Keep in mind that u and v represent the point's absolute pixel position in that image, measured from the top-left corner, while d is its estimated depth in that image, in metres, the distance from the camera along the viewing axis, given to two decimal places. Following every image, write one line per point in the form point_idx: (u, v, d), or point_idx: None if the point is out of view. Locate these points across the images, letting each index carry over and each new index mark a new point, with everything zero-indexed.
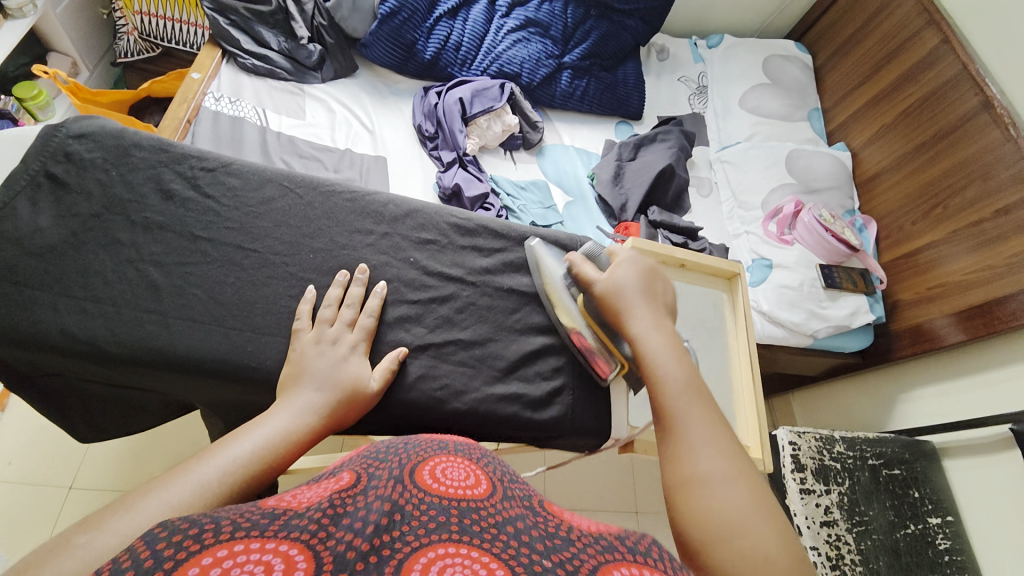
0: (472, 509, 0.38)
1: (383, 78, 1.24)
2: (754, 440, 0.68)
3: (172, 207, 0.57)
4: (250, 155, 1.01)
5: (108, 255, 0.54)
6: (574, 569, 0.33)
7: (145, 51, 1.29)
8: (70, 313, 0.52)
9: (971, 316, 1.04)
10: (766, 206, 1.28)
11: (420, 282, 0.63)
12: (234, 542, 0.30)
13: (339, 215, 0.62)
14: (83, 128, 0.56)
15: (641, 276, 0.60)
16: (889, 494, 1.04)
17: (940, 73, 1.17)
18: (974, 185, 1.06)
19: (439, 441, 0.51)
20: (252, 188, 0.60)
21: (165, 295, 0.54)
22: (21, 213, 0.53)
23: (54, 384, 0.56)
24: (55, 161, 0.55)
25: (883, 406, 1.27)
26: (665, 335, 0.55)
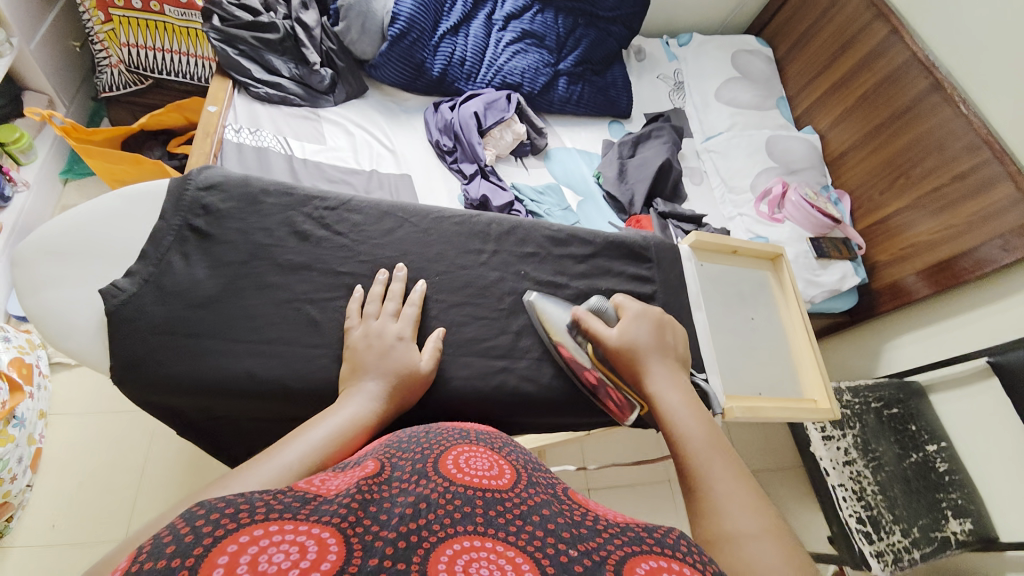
0: (497, 500, 0.37)
1: (392, 97, 1.27)
2: (821, 394, 0.79)
3: (308, 246, 0.59)
4: (280, 177, 1.02)
5: (268, 299, 0.56)
6: (601, 560, 0.32)
7: (132, 83, 1.25)
8: (251, 355, 0.54)
9: (935, 272, 1.22)
10: (756, 189, 1.40)
11: (534, 292, 0.68)
12: (268, 522, 0.29)
13: (453, 238, 0.67)
14: (207, 179, 0.57)
15: (654, 330, 0.62)
16: (893, 430, 1.20)
17: (892, 59, 1.33)
18: (932, 156, 1.22)
19: (459, 430, 0.49)
20: (374, 222, 0.63)
21: (326, 328, 0.57)
22: (177, 268, 0.54)
23: (218, 427, 0.59)
24: (195, 215, 0.56)
25: (870, 355, 1.44)
26: (681, 391, 0.56)
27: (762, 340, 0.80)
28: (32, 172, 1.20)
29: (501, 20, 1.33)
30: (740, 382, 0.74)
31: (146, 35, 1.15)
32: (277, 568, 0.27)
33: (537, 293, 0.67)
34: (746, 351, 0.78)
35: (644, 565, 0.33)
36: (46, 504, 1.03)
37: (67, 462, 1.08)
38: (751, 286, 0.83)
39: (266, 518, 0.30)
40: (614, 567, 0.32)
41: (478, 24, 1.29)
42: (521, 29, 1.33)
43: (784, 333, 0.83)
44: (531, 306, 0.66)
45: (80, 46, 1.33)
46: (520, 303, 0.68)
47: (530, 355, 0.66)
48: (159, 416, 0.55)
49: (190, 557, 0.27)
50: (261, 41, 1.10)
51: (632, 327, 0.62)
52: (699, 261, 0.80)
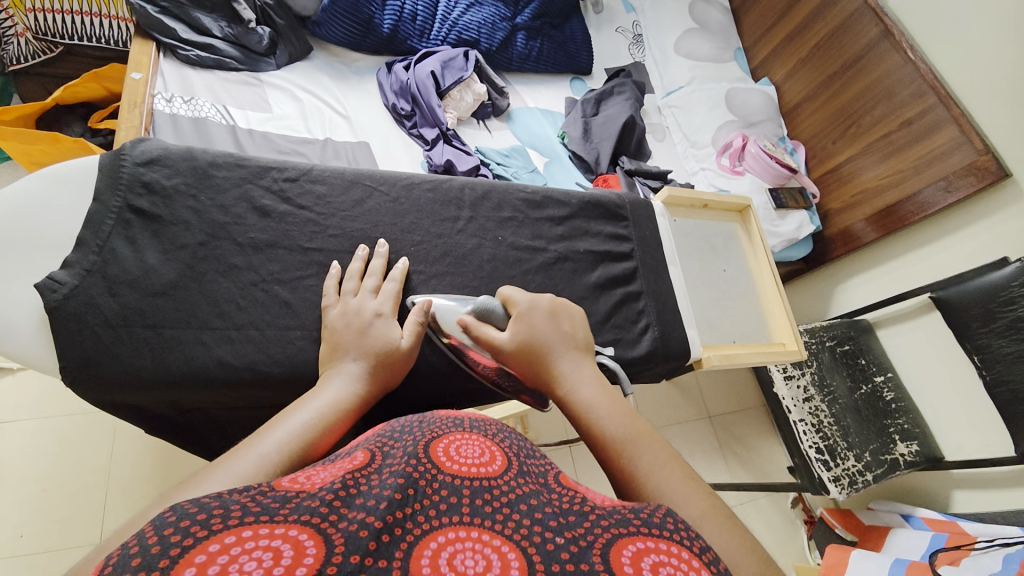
0: (485, 488, 0.35)
1: (339, 57, 1.18)
2: (789, 337, 0.82)
3: (271, 222, 0.56)
4: (223, 147, 0.94)
5: (232, 282, 0.52)
6: (588, 545, 0.30)
7: (41, 53, 1.07)
8: (219, 343, 0.51)
9: (881, 218, 1.29)
10: (717, 143, 1.43)
11: (513, 257, 0.66)
12: (242, 527, 0.27)
13: (427, 207, 0.64)
14: (145, 152, 0.52)
15: (551, 321, 0.54)
16: (846, 366, 1.31)
17: (843, 8, 1.34)
18: (881, 105, 1.27)
19: (452, 417, 0.45)
20: (341, 193, 0.60)
21: (300, 309, 0.54)
22: (122, 254, 0.49)
23: (192, 419, 0.56)
24: (136, 193, 0.51)
25: (824, 299, 1.53)
26: (591, 380, 0.51)
27: (733, 291, 0.83)
28: None
29: None
30: (715, 332, 0.77)
31: None
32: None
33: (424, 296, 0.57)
34: (719, 301, 0.80)
35: (631, 547, 0.31)
36: (4, 516, 0.96)
37: (24, 469, 1.00)
38: (721, 239, 0.85)
39: (240, 523, 0.27)
40: (600, 553, 0.30)
41: None
42: None
43: (753, 283, 0.85)
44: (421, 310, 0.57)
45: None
46: (501, 269, 0.65)
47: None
48: (124, 414, 0.52)
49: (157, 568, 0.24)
50: None
51: (522, 323, 0.53)
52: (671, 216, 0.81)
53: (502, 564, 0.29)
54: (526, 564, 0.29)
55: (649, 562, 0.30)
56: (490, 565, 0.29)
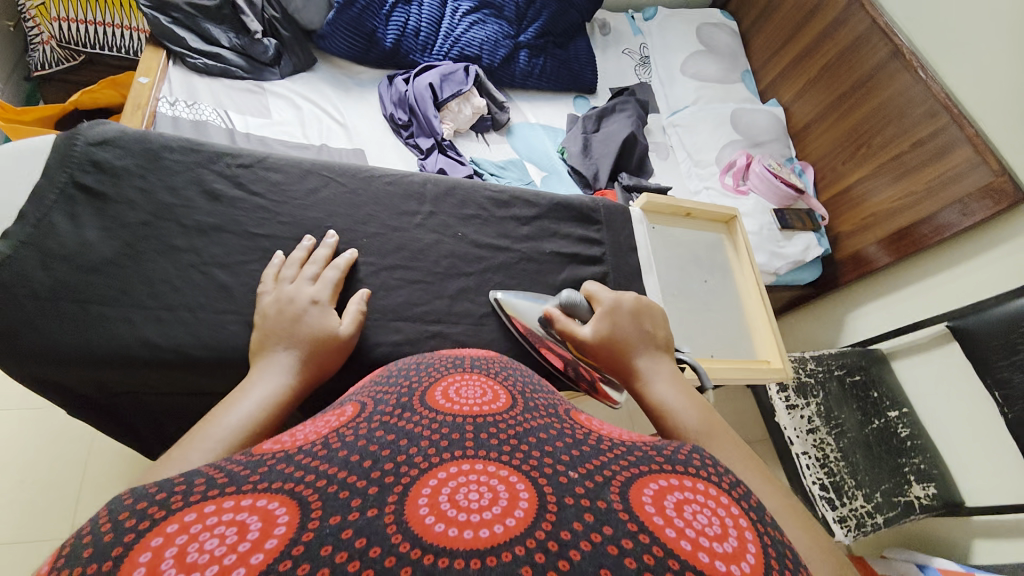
0: (489, 424, 0.36)
1: (343, 70, 1.21)
2: (774, 354, 0.78)
3: (220, 207, 0.57)
4: (218, 141, 0.97)
5: (170, 263, 0.53)
6: (605, 481, 0.30)
7: (65, 60, 1.14)
8: (148, 323, 0.51)
9: (895, 240, 1.23)
10: (720, 161, 1.39)
11: (473, 255, 0.67)
12: (205, 503, 0.26)
13: (384, 199, 0.65)
14: (101, 133, 0.54)
15: (632, 320, 0.57)
16: (855, 398, 1.22)
17: (851, 28, 1.33)
18: (892, 125, 1.23)
19: (452, 359, 0.54)
20: (295, 181, 0.61)
21: (238, 294, 0.54)
22: (61, 228, 0.50)
23: (121, 408, 0.55)
24: (84, 171, 0.52)
25: (833, 326, 1.45)
26: (672, 382, 0.50)
27: (717, 301, 0.81)
28: None
29: None
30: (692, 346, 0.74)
31: (76, 7, 1.08)
32: (210, 556, 0.23)
33: (501, 291, 0.65)
34: (698, 311, 0.78)
35: (652, 485, 0.30)
36: None
37: (5, 458, 1.01)
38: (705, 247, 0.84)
39: (205, 497, 0.26)
40: (619, 490, 0.29)
41: None
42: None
43: (737, 295, 0.83)
44: (497, 303, 0.64)
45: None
46: (456, 266, 0.66)
47: (466, 320, 0.64)
48: (53, 396, 0.51)
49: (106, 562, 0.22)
50: (196, 8, 1.03)
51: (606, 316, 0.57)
52: (649, 223, 0.80)
53: (510, 500, 0.28)
54: (537, 497, 0.28)
55: (673, 500, 0.29)
56: (496, 498, 0.28)
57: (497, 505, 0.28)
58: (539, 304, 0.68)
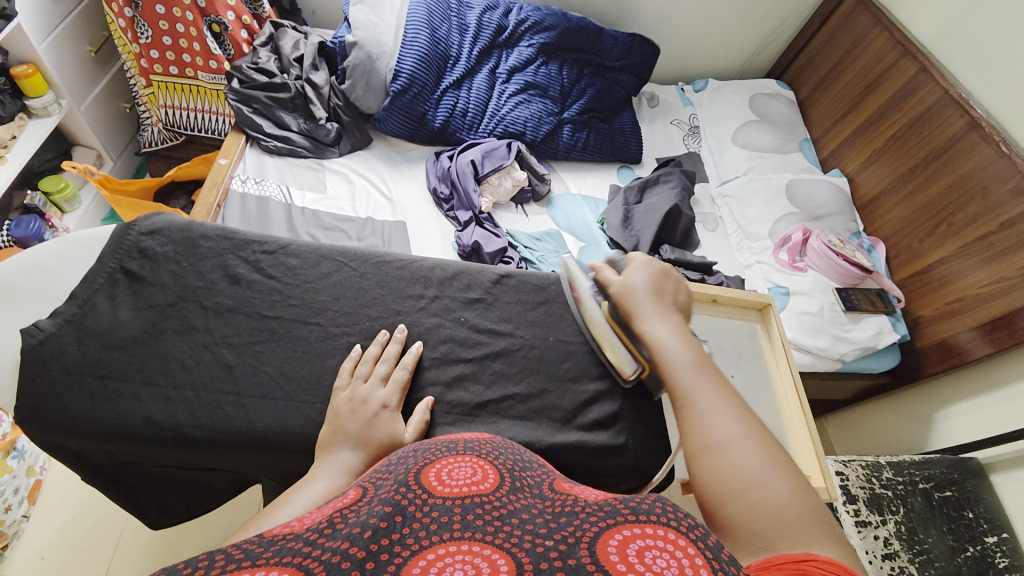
0: (476, 505, 0.35)
1: (396, 147, 1.32)
2: (815, 470, 0.74)
3: (238, 289, 0.65)
4: (278, 232, 1.04)
5: (184, 341, 0.61)
6: (576, 541, 0.30)
7: (169, 140, 1.35)
8: (153, 400, 0.57)
9: (994, 329, 1.05)
10: (774, 236, 1.31)
11: (472, 340, 0.69)
12: (223, 575, 0.25)
13: (392, 283, 0.70)
14: (154, 225, 0.65)
15: (653, 277, 0.64)
16: (944, 517, 1.03)
17: (922, 99, 1.24)
18: (975, 202, 1.10)
19: (448, 443, 0.49)
20: (310, 266, 0.68)
21: (238, 373, 0.60)
22: (100, 308, 0.60)
23: (130, 474, 0.62)
24: (131, 257, 0.63)
25: (918, 426, 1.25)
26: (674, 327, 0.59)
27: (753, 400, 0.79)
28: (73, 220, 1.32)
29: (504, 73, 1.36)
30: None
31: (182, 97, 1.26)
32: None
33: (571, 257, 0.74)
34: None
35: (618, 536, 0.30)
36: (34, 537, 1.04)
37: (68, 492, 1.09)
38: (740, 341, 0.83)
39: (223, 570, 0.25)
40: (587, 547, 0.29)
41: (482, 78, 1.33)
42: (524, 81, 1.36)
43: (774, 394, 0.81)
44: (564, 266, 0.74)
45: (95, 52, 1.32)
46: (454, 352, 0.68)
47: (457, 410, 0.65)
48: (65, 460, 0.58)
49: None
50: (274, 99, 1.18)
51: (632, 276, 0.65)
52: None
53: (491, 570, 0.27)
54: (517, 568, 0.27)
55: (636, 548, 0.29)
56: (479, 571, 0.27)
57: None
58: (539, 394, 0.68)
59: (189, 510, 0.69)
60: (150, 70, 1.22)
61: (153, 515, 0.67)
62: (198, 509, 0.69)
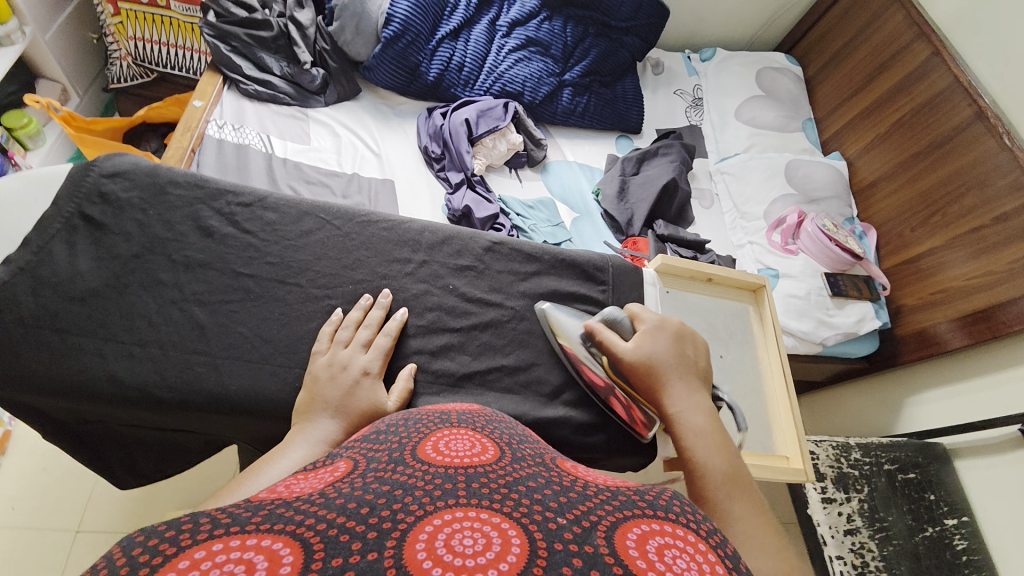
0: (481, 473, 0.33)
1: (386, 100, 1.24)
2: (794, 452, 0.76)
3: (211, 243, 0.60)
4: (258, 184, 0.98)
5: (152, 296, 0.57)
6: (592, 527, 0.28)
7: (139, 77, 1.25)
8: (118, 358, 0.54)
9: (974, 321, 1.07)
10: (769, 217, 1.29)
11: (460, 309, 0.67)
12: (213, 541, 0.23)
13: (377, 245, 0.67)
14: (116, 168, 0.60)
15: (674, 344, 0.61)
16: (905, 498, 1.10)
17: (932, 84, 1.21)
18: (972, 193, 1.10)
19: (439, 414, 0.48)
20: (290, 223, 0.64)
21: (210, 333, 0.57)
22: (57, 257, 0.55)
23: (96, 431, 0.59)
24: (90, 202, 0.58)
25: (889, 410, 1.29)
26: (701, 414, 0.56)
27: (738, 381, 0.79)
28: (35, 159, 1.23)
29: (505, 26, 1.28)
30: None
31: (152, 29, 1.16)
32: None
33: (549, 304, 0.69)
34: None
35: (635, 529, 0.29)
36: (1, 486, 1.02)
37: (36, 443, 1.06)
38: (730, 322, 0.82)
39: (212, 536, 0.24)
40: (605, 536, 0.28)
41: (480, 30, 1.25)
42: (525, 37, 1.28)
43: (760, 376, 0.81)
44: (542, 315, 0.68)
45: None
46: (441, 321, 0.66)
47: (442, 380, 0.63)
48: (24, 416, 0.55)
49: None
50: (254, 38, 1.09)
51: (649, 342, 0.60)
52: (665, 287, 0.79)
53: (502, 544, 0.26)
54: (529, 544, 0.26)
55: (655, 545, 0.28)
56: (489, 544, 0.26)
57: (490, 550, 0.25)
58: (526, 368, 0.67)
59: (161, 469, 0.67)
60: None
61: (121, 474, 0.65)
62: (170, 469, 0.67)
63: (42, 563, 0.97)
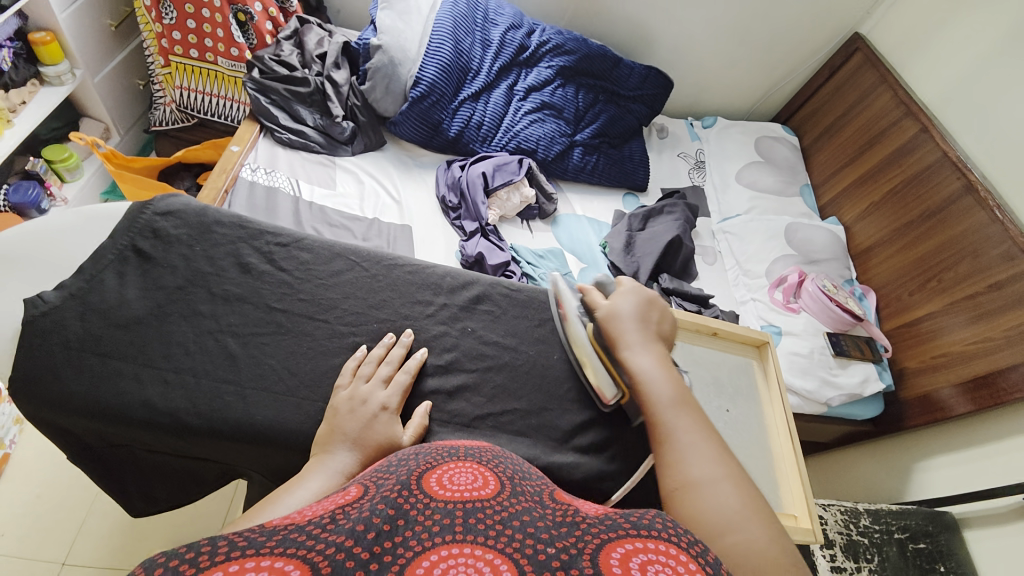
0: (478, 508, 0.34)
1: (409, 152, 1.33)
2: (802, 511, 0.75)
3: (249, 278, 0.64)
4: (284, 224, 1.04)
5: (190, 326, 0.60)
6: (578, 552, 0.30)
7: (180, 121, 1.35)
8: (153, 383, 0.56)
9: (976, 387, 1.08)
10: (771, 275, 1.33)
11: (478, 352, 0.69)
12: (232, 561, 0.25)
13: (402, 286, 0.70)
14: (169, 206, 0.65)
15: (640, 306, 0.66)
16: (917, 569, 1.05)
17: (920, 158, 1.29)
18: (965, 262, 1.14)
19: (449, 448, 0.49)
20: (323, 263, 0.68)
21: (241, 364, 0.60)
22: (108, 285, 0.59)
23: (117, 457, 0.60)
24: (143, 237, 0.62)
25: (898, 475, 1.26)
26: (656, 358, 0.61)
27: (744, 434, 0.80)
28: (71, 190, 1.30)
29: (521, 91, 1.38)
30: None
31: (199, 81, 1.26)
32: None
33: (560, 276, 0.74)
34: None
35: (619, 549, 0.31)
36: None
37: (33, 469, 1.05)
38: (736, 374, 0.84)
39: (230, 557, 0.25)
40: (590, 557, 0.30)
41: (499, 93, 1.35)
42: (541, 101, 1.39)
43: (766, 431, 0.82)
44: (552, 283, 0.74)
45: (115, 26, 1.31)
46: (458, 361, 0.68)
47: (457, 420, 0.65)
48: (52, 437, 0.56)
49: None
50: (292, 93, 1.19)
51: (620, 300, 0.66)
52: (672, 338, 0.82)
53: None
54: (518, 574, 0.28)
55: (638, 561, 0.30)
56: None
57: None
58: (539, 412, 0.68)
59: (171, 500, 0.67)
60: (169, 49, 1.22)
61: (128, 503, 0.65)
62: (178, 500, 0.67)
63: None
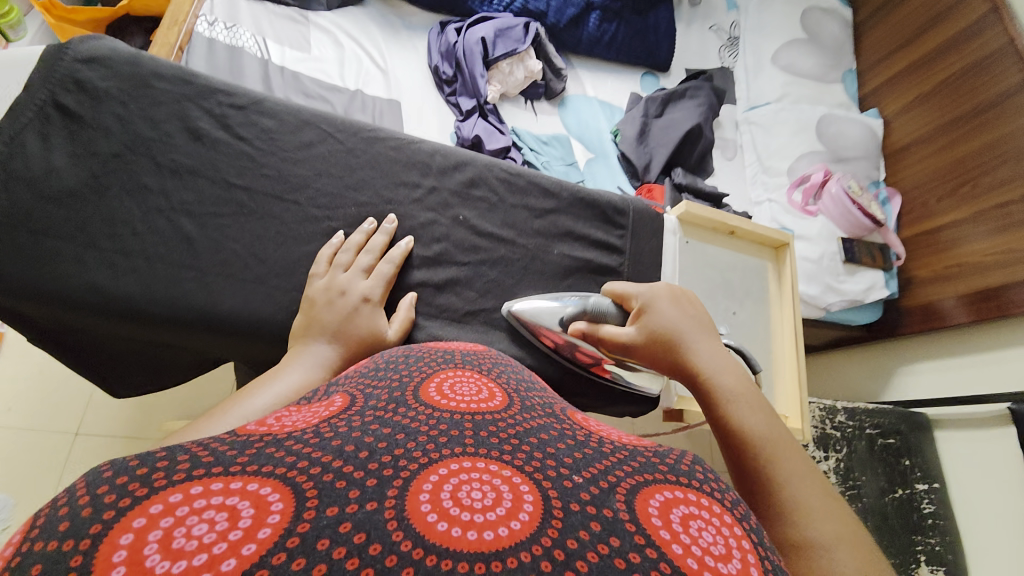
0: (489, 421, 0.31)
1: (395, 10, 1.13)
2: (795, 412, 0.77)
3: (201, 147, 0.56)
4: (253, 87, 0.91)
5: (135, 203, 0.53)
6: (611, 487, 0.26)
7: None
8: (98, 266, 0.51)
9: (980, 299, 1.06)
10: (793, 173, 1.22)
11: (470, 244, 0.64)
12: (194, 483, 0.21)
13: (384, 165, 0.62)
14: (90, 51, 0.54)
15: (680, 306, 0.55)
16: (882, 462, 1.13)
17: (986, 42, 1.11)
18: (1007, 166, 1.04)
19: (443, 353, 0.46)
20: (289, 132, 0.59)
21: (200, 248, 0.54)
22: (30, 149, 0.51)
23: (84, 341, 0.57)
24: (64, 90, 0.52)
25: (882, 378, 1.31)
26: (724, 366, 0.49)
27: (749, 337, 0.78)
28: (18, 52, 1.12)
29: None
30: None
31: None
32: (198, 544, 0.19)
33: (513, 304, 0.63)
34: None
35: (657, 496, 0.26)
36: None
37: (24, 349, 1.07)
38: (747, 277, 0.80)
39: (191, 477, 0.21)
40: (625, 499, 0.25)
41: None
42: None
43: (770, 335, 0.80)
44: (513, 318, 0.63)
45: None
46: (448, 253, 0.63)
47: (446, 314, 0.62)
48: (8, 319, 0.53)
49: (86, 541, 0.18)
50: None
51: (657, 304, 0.55)
52: (685, 236, 0.76)
53: (514, 500, 0.24)
54: (542, 502, 0.24)
55: (679, 514, 0.25)
56: (500, 498, 0.24)
57: (501, 506, 0.23)
58: None
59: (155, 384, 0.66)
60: None
61: (111, 385, 0.65)
62: (164, 383, 0.66)
63: (43, 463, 0.99)
